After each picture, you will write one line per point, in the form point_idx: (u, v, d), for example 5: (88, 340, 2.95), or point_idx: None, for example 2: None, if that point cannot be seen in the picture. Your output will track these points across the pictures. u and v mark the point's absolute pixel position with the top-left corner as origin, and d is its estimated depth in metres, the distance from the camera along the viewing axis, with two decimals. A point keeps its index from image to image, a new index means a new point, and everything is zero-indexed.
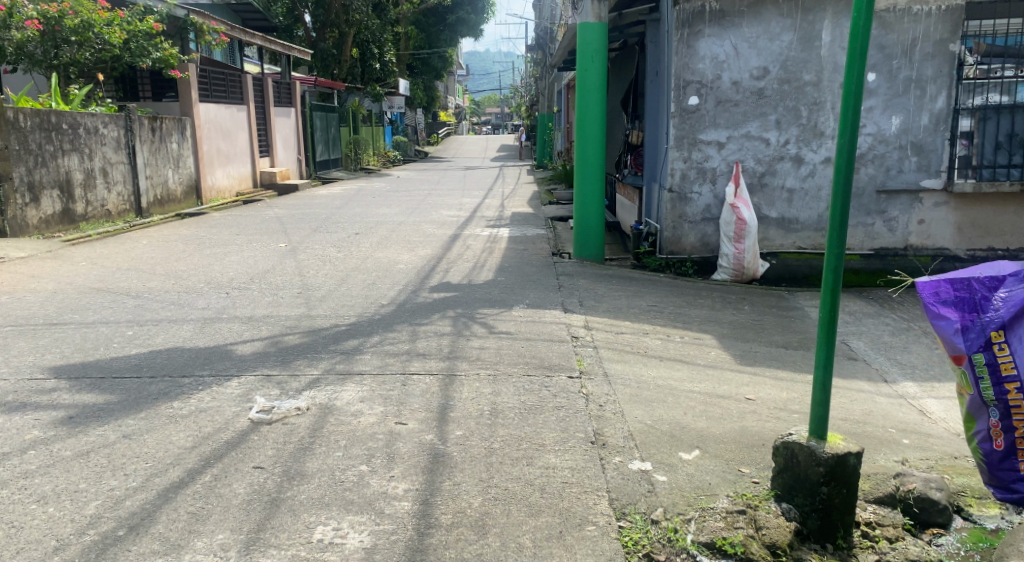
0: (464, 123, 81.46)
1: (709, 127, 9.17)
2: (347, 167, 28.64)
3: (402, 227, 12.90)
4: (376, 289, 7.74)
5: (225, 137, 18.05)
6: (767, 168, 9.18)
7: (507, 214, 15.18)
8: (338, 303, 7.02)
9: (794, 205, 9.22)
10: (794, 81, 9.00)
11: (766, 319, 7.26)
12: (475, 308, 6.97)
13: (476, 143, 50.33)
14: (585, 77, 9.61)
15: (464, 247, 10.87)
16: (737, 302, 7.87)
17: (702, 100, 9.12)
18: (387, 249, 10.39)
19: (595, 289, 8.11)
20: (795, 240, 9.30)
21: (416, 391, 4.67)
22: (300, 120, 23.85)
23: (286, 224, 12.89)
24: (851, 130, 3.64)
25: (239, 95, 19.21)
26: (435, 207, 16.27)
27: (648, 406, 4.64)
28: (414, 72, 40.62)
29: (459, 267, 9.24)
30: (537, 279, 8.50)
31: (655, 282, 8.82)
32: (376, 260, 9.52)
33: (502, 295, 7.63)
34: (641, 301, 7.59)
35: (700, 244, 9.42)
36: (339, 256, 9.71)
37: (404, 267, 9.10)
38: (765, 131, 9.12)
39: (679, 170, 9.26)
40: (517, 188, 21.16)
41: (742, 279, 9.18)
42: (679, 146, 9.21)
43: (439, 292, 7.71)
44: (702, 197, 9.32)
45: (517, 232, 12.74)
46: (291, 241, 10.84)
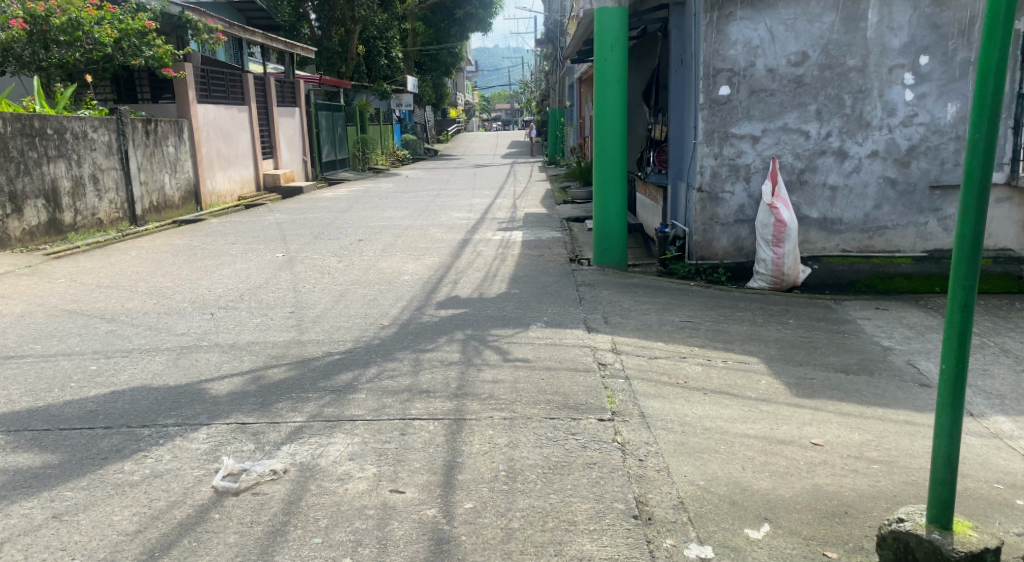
0: (474, 120, 80.78)
1: (743, 119, 8.36)
2: (356, 168, 27.92)
3: (408, 232, 12.11)
4: (378, 306, 6.97)
5: (227, 139, 17.34)
6: (807, 164, 8.38)
7: (520, 215, 14.42)
8: (334, 325, 6.25)
9: (837, 204, 8.42)
10: (837, 66, 8.19)
11: (817, 336, 6.47)
12: (487, 329, 6.19)
13: (486, 141, 49.48)
14: (604, 67, 8.81)
15: (474, 253, 10.08)
16: (780, 315, 7.08)
17: (734, 90, 8.31)
18: (392, 257, 9.60)
19: (619, 302, 7.33)
20: (839, 242, 8.50)
21: (417, 443, 3.88)
22: (304, 120, 23.09)
23: (286, 231, 12.14)
24: (988, 128, 3.00)
25: (240, 94, 18.49)
26: (444, 209, 15.52)
27: (697, 459, 3.87)
28: (423, 69, 39.89)
29: (470, 278, 8.45)
30: (555, 291, 7.71)
31: (686, 292, 8.01)
32: (380, 271, 8.74)
33: (518, 311, 6.84)
34: (673, 317, 6.80)
35: (734, 248, 8.61)
36: (340, 267, 8.93)
37: (409, 279, 8.30)
38: (805, 123, 8.32)
39: (710, 168, 8.45)
40: (530, 187, 20.36)
41: (781, 287, 8.33)
42: (709, 141, 8.40)
43: (448, 308, 6.93)
44: (735, 196, 8.51)
45: (530, 235, 11.94)
46: (290, 251, 10.07)
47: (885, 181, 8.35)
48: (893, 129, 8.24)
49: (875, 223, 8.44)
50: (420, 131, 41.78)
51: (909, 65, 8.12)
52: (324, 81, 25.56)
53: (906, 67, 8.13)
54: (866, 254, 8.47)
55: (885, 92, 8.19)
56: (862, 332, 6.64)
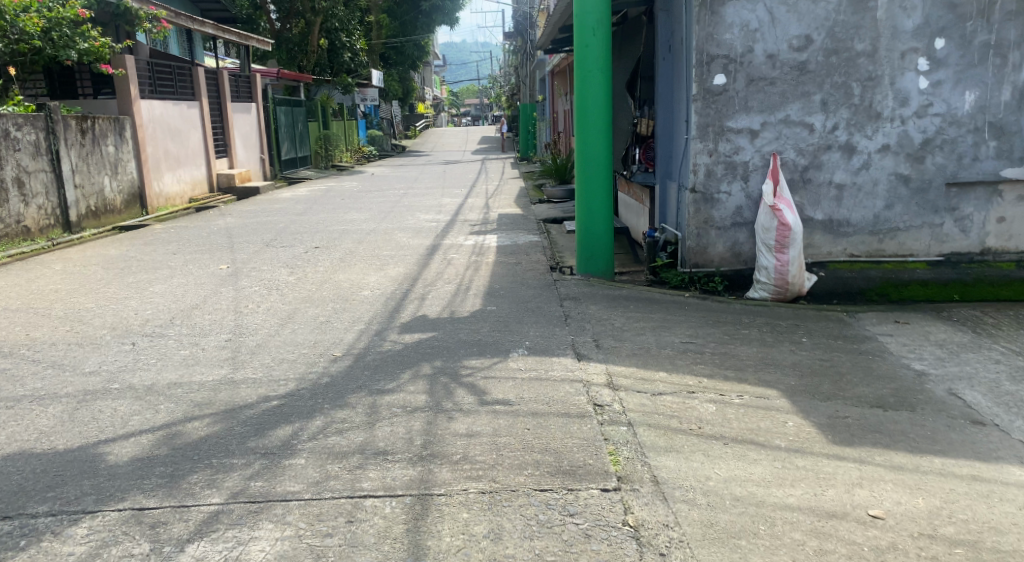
0: (442, 116, 79.68)
1: (740, 111, 7.53)
2: (318, 166, 26.83)
3: (372, 238, 11.14)
4: (331, 331, 6.03)
5: (176, 138, 16.23)
6: (812, 160, 7.57)
7: (492, 216, 13.53)
8: (275, 358, 5.31)
9: (844, 204, 7.62)
10: (843, 52, 7.39)
11: (838, 358, 5.64)
12: (460, 358, 5.28)
13: (454, 137, 48.39)
14: (585, 55, 7.93)
15: (444, 262, 9.18)
16: (790, 332, 6.25)
17: (731, 78, 7.48)
18: (352, 268, 8.67)
19: (609, 320, 6.48)
20: (846, 246, 7.71)
21: (367, 539, 3.08)
22: (262, 116, 21.98)
23: (236, 237, 11.14)
24: None
25: (190, 90, 17.37)
26: (410, 210, 14.58)
27: (733, 550, 3.07)
28: (389, 64, 38.84)
29: (439, 292, 7.55)
30: (535, 307, 6.84)
31: (682, 304, 7.17)
32: (337, 285, 7.79)
33: (495, 335, 5.94)
34: (672, 338, 5.95)
35: (731, 254, 7.78)
36: (293, 282, 7.96)
37: (370, 295, 7.37)
38: (809, 115, 7.52)
39: (704, 165, 7.61)
40: (501, 185, 19.38)
41: (785, 298, 7.47)
42: (703, 136, 7.56)
43: (414, 331, 6.02)
44: (733, 197, 7.67)
45: (506, 239, 11.03)
46: (236, 261, 9.08)
47: (897, 178, 7.56)
48: (905, 121, 7.46)
49: (886, 224, 7.65)
50: (387, 127, 40.61)
51: (923, 49, 7.34)
52: (283, 75, 24.46)
53: (920, 51, 7.35)
54: (876, 259, 7.68)
55: (896, 80, 7.40)
56: (886, 352, 5.82)
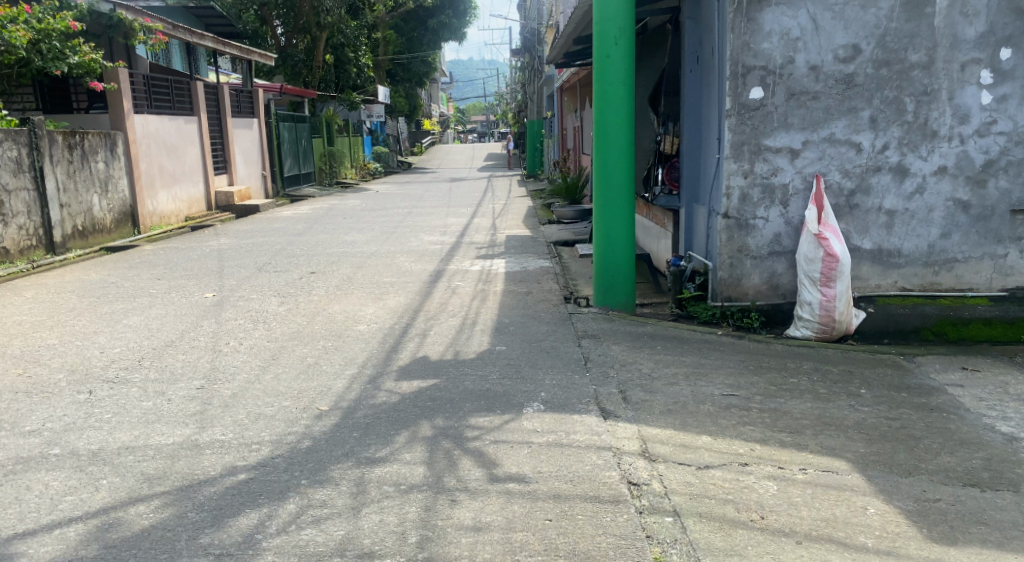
0: (449, 132, 79.24)
1: (779, 128, 6.77)
2: (321, 183, 26.16)
3: (371, 262, 10.36)
4: (317, 376, 5.24)
5: (171, 154, 15.55)
6: (859, 184, 6.82)
7: (501, 238, 12.78)
8: (248, 411, 4.53)
9: (894, 232, 6.87)
10: (895, 64, 6.64)
11: (907, 416, 4.89)
12: (466, 414, 4.51)
13: (461, 153, 47.77)
14: (606, 66, 7.17)
15: (449, 290, 8.40)
16: (845, 382, 5.49)
17: (769, 92, 6.72)
18: (348, 298, 7.89)
19: (636, 365, 5.70)
20: (897, 279, 6.95)
21: None
22: (263, 131, 21.30)
23: (226, 261, 10.38)
24: None
25: (188, 104, 16.71)
26: (415, 230, 13.84)
27: None
28: (395, 79, 38.25)
29: (443, 327, 6.77)
30: (551, 348, 6.06)
31: (716, 344, 6.38)
32: (329, 318, 7.01)
33: (506, 384, 5.16)
34: (710, 390, 5.18)
35: (768, 286, 7.01)
36: (282, 314, 7.18)
37: (366, 331, 6.60)
38: (856, 133, 6.76)
39: (738, 188, 6.84)
40: (509, 204, 18.66)
41: (830, 338, 6.68)
42: (738, 155, 6.80)
43: (414, 378, 5.23)
44: (770, 224, 6.91)
45: (515, 264, 10.25)
46: (222, 290, 8.30)
47: (955, 204, 6.80)
48: (965, 140, 6.71)
49: (942, 255, 6.89)
50: (391, 143, 39.92)
51: (986, 60, 6.61)
52: (287, 90, 23.80)
53: (982, 62, 6.62)
54: (930, 293, 6.91)
55: (955, 94, 6.66)
56: (960, 409, 5.06)
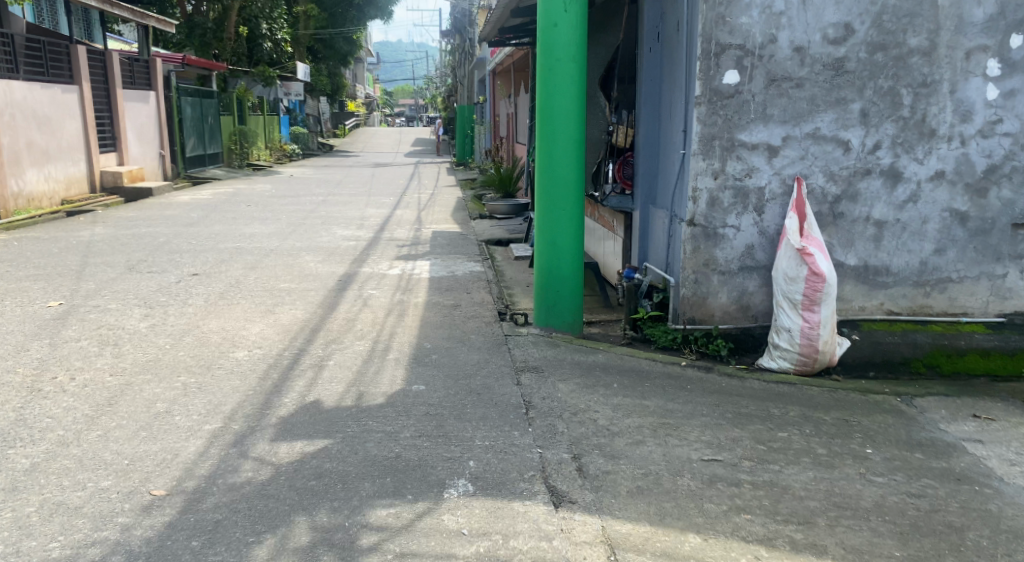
0: (375, 115, 77.41)
1: (756, 121, 5.73)
2: (231, 165, 24.39)
3: (271, 263, 9.12)
4: (160, 443, 4.08)
5: (43, 127, 14.38)
6: (845, 189, 5.78)
7: (425, 234, 11.57)
8: (42, 493, 3.50)
9: (883, 247, 5.85)
10: (892, 48, 5.61)
11: (934, 493, 3.82)
12: (363, 503, 3.45)
13: (389, 137, 46.18)
14: (552, 37, 5.97)
15: (360, 303, 7.19)
16: (842, 437, 4.43)
17: (745, 77, 5.67)
18: (230, 316, 6.64)
19: (590, 413, 4.57)
20: (883, 301, 5.92)
21: None
22: (163, 107, 19.48)
23: (100, 261, 9.00)
24: None
25: (67, 72, 15.41)
26: (327, 223, 12.53)
27: None
28: (318, 58, 36.60)
29: (346, 356, 5.59)
30: (479, 386, 4.96)
31: (679, 379, 5.34)
32: (203, 347, 5.75)
33: (422, 446, 4.04)
34: (682, 450, 4.12)
35: (737, 307, 6.00)
36: (143, 337, 6.00)
37: (245, 365, 5.38)
38: (844, 130, 5.72)
39: (706, 190, 5.82)
40: (434, 194, 17.34)
41: (810, 372, 5.61)
42: (707, 152, 5.76)
43: (295, 439, 4.13)
44: (742, 233, 5.90)
45: (440, 267, 9.06)
46: (74, 299, 7.16)
47: (952, 215, 5.80)
48: (967, 141, 5.71)
49: (935, 273, 5.88)
50: (314, 125, 38.03)
51: (995, 47, 5.60)
52: (194, 64, 22.05)
53: (990, 50, 5.61)
54: (921, 318, 5.91)
55: (958, 87, 5.65)
56: (992, 479, 4.03)
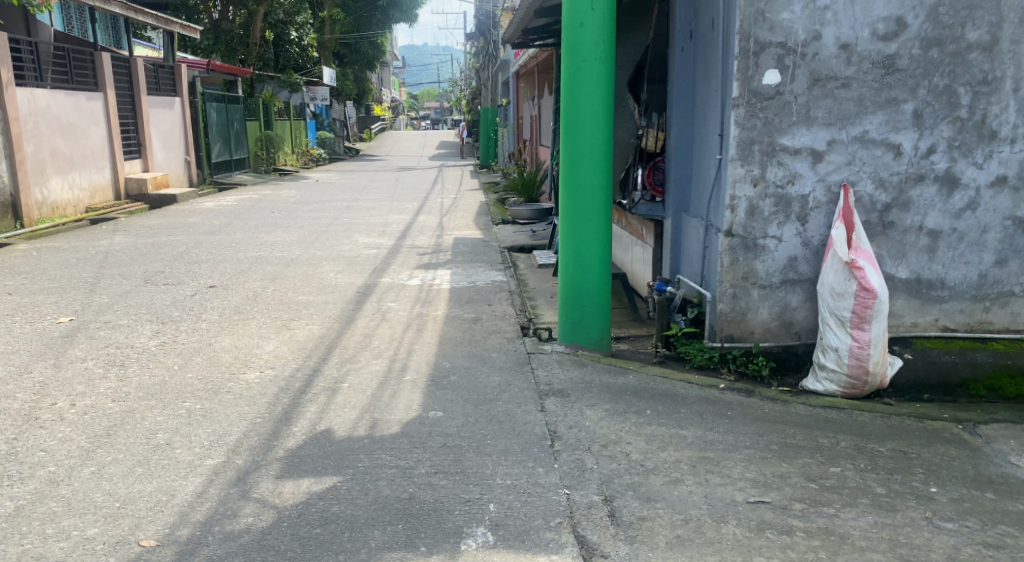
0: (401, 117, 77.40)
1: (799, 124, 5.33)
2: (256, 169, 24.27)
3: (290, 273, 8.82)
4: (156, 483, 3.77)
5: (67, 135, 14.25)
6: (897, 197, 5.36)
7: (447, 240, 11.25)
8: (20, 545, 3.29)
9: (938, 258, 5.42)
10: (947, 44, 5.18)
11: (1013, 544, 3.45)
12: (374, 557, 3.22)
13: (414, 139, 45.99)
14: (578, 36, 5.61)
15: (378, 317, 6.86)
16: (902, 473, 4.03)
17: (788, 77, 5.27)
18: (243, 333, 6.34)
19: (621, 445, 4.22)
20: (938, 316, 5.49)
21: None
22: (187, 112, 19.33)
23: (114, 273, 8.75)
24: None
25: (91, 79, 15.28)
26: (348, 229, 12.25)
27: None
28: (343, 61, 36.44)
29: (362, 377, 5.27)
30: (501, 412, 4.61)
31: (718, 404, 4.97)
32: (212, 368, 5.45)
33: (439, 485, 3.71)
34: (725, 491, 3.76)
35: (779, 323, 5.62)
36: (152, 356, 5.71)
37: (255, 388, 5.07)
38: (895, 133, 5.30)
39: (745, 199, 5.43)
40: (458, 197, 17.02)
41: (858, 394, 5.21)
42: (746, 158, 5.38)
43: (302, 476, 3.80)
44: (784, 244, 5.51)
45: (462, 276, 8.72)
46: (84, 314, 6.90)
47: (1014, 223, 5.37)
48: None
49: (995, 286, 5.45)
50: (339, 128, 37.88)
51: None
52: (218, 69, 21.92)
53: None
54: (980, 335, 5.47)
55: (1021, 85, 5.22)
56: None
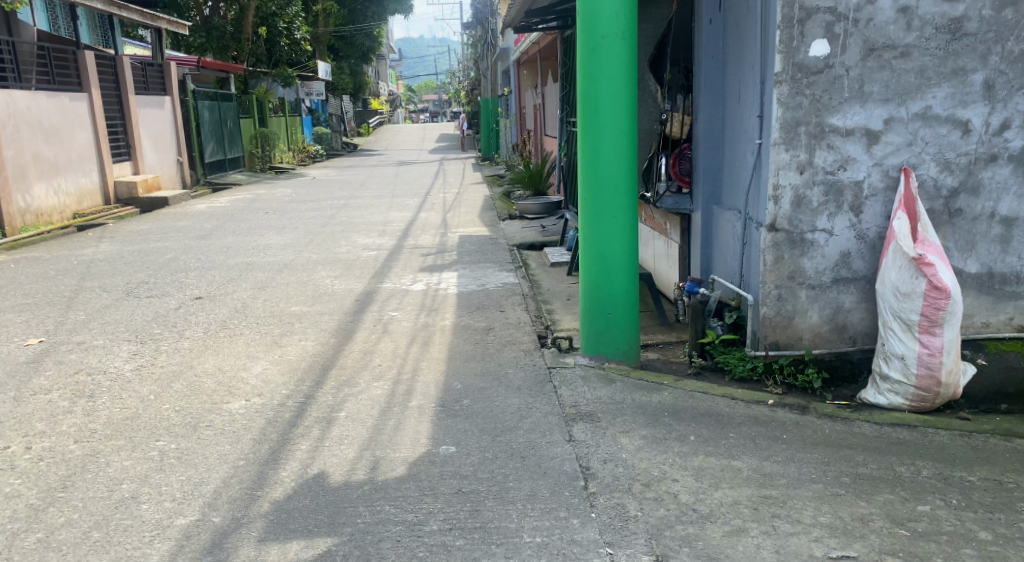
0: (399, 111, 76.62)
1: (852, 101, 4.68)
2: (252, 168, 23.61)
3: (283, 281, 8.18)
4: (112, 555, 3.15)
5: (50, 138, 13.60)
6: (964, 180, 4.72)
7: (451, 239, 10.59)
8: None
9: (1011, 248, 4.79)
10: (1023, 3, 4.56)
11: None
12: None
13: (413, 133, 45.29)
14: (595, 10, 4.95)
15: (380, 329, 6.22)
16: (1004, 512, 3.42)
17: (838, 47, 4.61)
18: (229, 353, 5.69)
19: (667, 485, 3.59)
20: (1012, 314, 4.86)
21: None
22: (178, 111, 18.66)
23: (93, 286, 8.10)
24: None
25: (74, 79, 14.63)
26: (346, 229, 11.59)
27: None
28: (339, 55, 35.71)
29: (361, 404, 4.63)
30: (523, 445, 3.97)
31: (770, 425, 4.33)
32: (191, 397, 4.80)
33: (458, 548, 3.15)
34: (799, 543, 3.20)
35: (831, 327, 4.96)
36: (125, 384, 5.07)
37: (239, 421, 4.42)
38: (963, 107, 4.66)
39: (791, 187, 4.77)
40: (461, 192, 16.36)
41: (928, 408, 4.56)
42: (791, 141, 4.72)
43: (290, 540, 3.21)
44: (835, 238, 4.85)
45: (469, 279, 8.07)
46: (55, 335, 6.25)
47: None
48: None
49: None
50: (337, 123, 37.17)
51: None
52: (210, 66, 21.25)
53: None
54: None
55: None
56: None
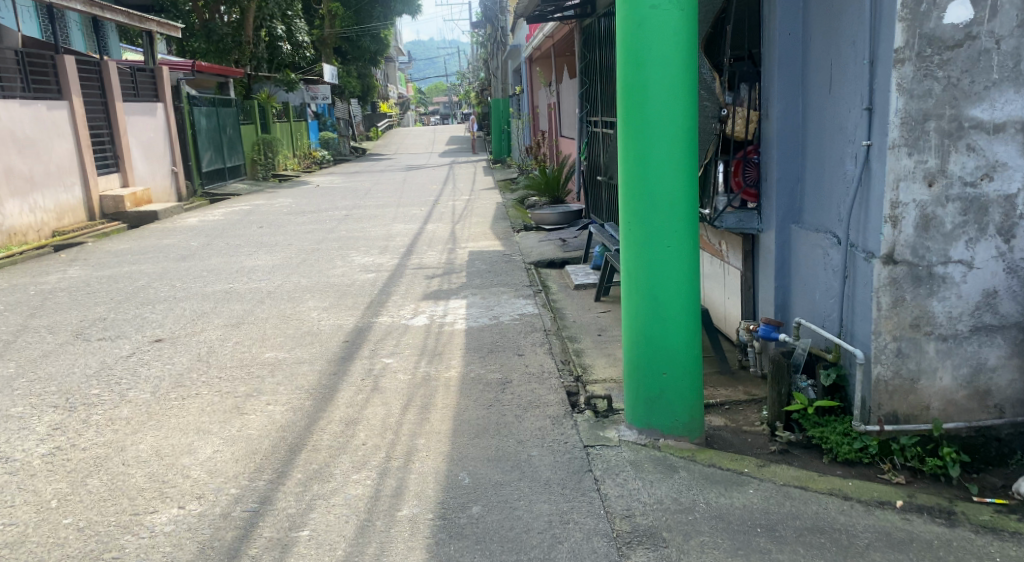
0: (409, 114, 75.46)
1: (1004, 84, 3.42)
2: (252, 177, 22.43)
3: (261, 315, 6.94)
4: None
5: (25, 150, 12.43)
6: None
7: (459, 256, 9.34)
8: None
9: None
10: None
11: None
12: None
13: (423, 137, 44.09)
14: None
15: (368, 386, 4.95)
16: None
17: (988, 10, 3.37)
18: (174, 426, 4.44)
19: None
20: None
21: None
22: (172, 118, 17.47)
23: (37, 326, 6.86)
24: None
25: (53, 86, 13.46)
26: (344, 247, 10.34)
27: None
28: (347, 59, 34.54)
29: (337, 513, 3.39)
30: None
31: (910, 547, 3.06)
32: (106, 505, 3.56)
33: None
34: None
35: (969, 393, 3.67)
36: (25, 482, 3.82)
37: (161, 550, 3.19)
38: None
39: (916, 204, 3.48)
40: (473, 199, 15.10)
41: None
42: (918, 142, 3.43)
43: None
44: (976, 273, 3.56)
45: (480, 309, 6.80)
46: None
47: None
48: None
49: None
50: (345, 128, 35.99)
51: None
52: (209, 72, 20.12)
53: None
54: None
55: None
56: None
